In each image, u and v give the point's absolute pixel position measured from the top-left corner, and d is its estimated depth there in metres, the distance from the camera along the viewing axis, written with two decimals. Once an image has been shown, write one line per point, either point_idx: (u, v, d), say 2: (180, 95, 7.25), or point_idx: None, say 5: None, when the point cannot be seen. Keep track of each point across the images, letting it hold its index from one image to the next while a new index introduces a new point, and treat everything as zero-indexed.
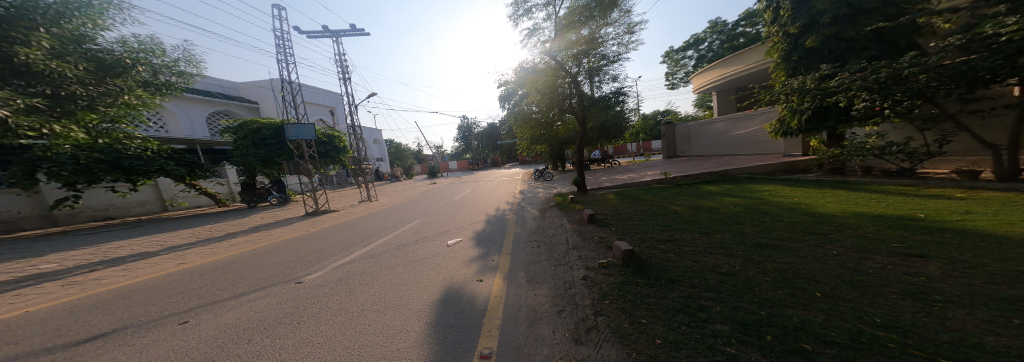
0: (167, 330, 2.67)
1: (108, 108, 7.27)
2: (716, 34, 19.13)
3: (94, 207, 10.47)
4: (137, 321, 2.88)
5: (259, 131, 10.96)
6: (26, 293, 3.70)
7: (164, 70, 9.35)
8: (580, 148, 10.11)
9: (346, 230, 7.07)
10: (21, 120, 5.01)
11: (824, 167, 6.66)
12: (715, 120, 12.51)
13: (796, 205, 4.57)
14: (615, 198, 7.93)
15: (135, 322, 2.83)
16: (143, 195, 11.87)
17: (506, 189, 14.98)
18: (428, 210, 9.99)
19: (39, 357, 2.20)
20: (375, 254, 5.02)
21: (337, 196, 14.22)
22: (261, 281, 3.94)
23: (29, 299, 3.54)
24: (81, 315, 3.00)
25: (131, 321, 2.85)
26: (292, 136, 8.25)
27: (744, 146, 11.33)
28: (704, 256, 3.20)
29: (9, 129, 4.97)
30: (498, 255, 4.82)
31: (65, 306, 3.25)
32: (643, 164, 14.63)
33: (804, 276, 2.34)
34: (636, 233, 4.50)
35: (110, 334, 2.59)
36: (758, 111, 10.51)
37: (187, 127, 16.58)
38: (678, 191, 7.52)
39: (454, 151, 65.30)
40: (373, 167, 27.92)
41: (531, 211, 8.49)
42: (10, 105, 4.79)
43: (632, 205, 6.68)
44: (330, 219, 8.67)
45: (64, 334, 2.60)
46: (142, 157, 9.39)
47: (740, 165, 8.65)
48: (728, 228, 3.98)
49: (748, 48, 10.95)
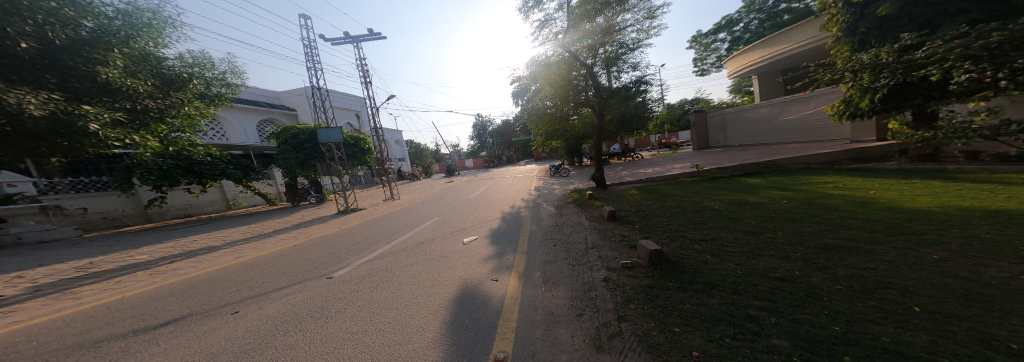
0: (222, 318, 2.82)
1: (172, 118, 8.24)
2: (753, 13, 16.74)
3: (176, 207, 12.24)
4: (200, 309, 3.09)
5: (298, 136, 11.98)
6: (123, 280, 4.29)
7: (216, 83, 10.64)
8: (598, 143, 9.53)
9: (370, 228, 7.38)
10: (108, 132, 5.79)
11: (909, 152, 5.50)
12: (758, 105, 11.11)
13: (868, 198, 3.79)
14: (639, 194, 7.34)
15: (198, 311, 3.02)
16: (212, 196, 13.62)
17: (523, 186, 14.75)
18: (447, 208, 10.15)
19: (124, 339, 2.41)
20: (396, 252, 5.15)
21: (364, 195, 15.08)
22: (297, 276, 4.20)
23: (128, 284, 4.10)
24: (159, 302, 3.32)
25: (196, 309, 3.05)
26: (324, 138, 8.93)
27: (794, 133, 9.94)
28: (750, 258, 2.73)
29: (100, 140, 5.78)
30: (513, 253, 4.66)
31: (148, 293, 3.65)
32: (671, 157, 13.54)
33: (894, 286, 1.86)
34: (663, 231, 4.04)
35: (179, 321, 2.79)
36: (814, 92, 9.06)
37: (243, 135, 18.73)
38: (713, 184, 6.74)
39: (473, 150, 66.31)
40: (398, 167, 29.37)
41: (547, 208, 8.22)
42: (98, 119, 5.56)
43: (657, 200, 6.12)
44: (357, 217, 9.14)
45: (148, 318, 2.85)
46: (207, 162, 10.70)
47: (791, 155, 7.54)
48: (777, 225, 3.39)
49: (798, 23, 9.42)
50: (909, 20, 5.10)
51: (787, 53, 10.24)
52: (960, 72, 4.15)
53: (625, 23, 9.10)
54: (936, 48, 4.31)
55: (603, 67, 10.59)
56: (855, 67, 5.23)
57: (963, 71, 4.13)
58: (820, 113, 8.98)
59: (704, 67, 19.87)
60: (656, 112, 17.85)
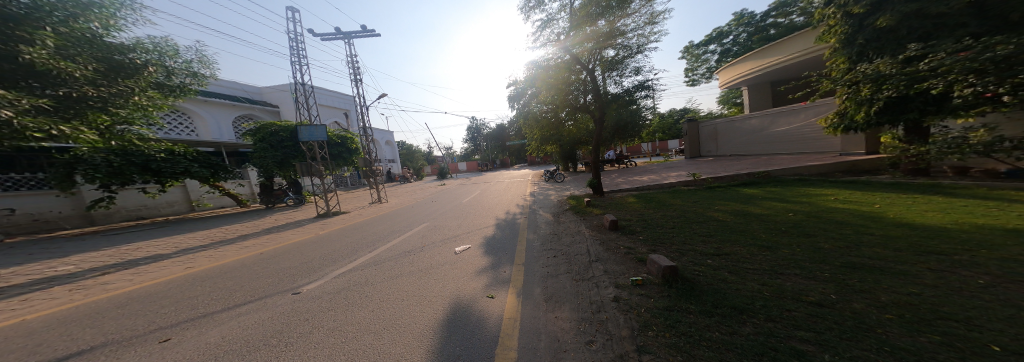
0: (146, 349, 2.27)
1: (118, 108, 7.41)
2: (742, 26, 17.45)
3: (129, 207, 11.14)
4: (121, 336, 2.50)
5: (276, 133, 11.20)
6: (31, 299, 3.56)
7: (178, 72, 9.79)
8: (597, 148, 9.38)
9: (352, 233, 6.80)
10: (26, 121, 5.04)
11: (901, 166, 5.58)
12: (749, 117, 11.38)
13: (877, 213, 3.70)
14: (637, 202, 7.17)
15: (118, 338, 2.45)
16: (172, 196, 12.53)
17: (516, 192, 14.39)
18: (437, 213, 9.65)
19: None
20: (379, 262, 4.65)
21: (348, 198, 14.28)
22: (258, 291, 3.63)
23: (34, 305, 3.40)
24: (69, 327, 2.70)
25: (115, 337, 2.47)
26: (304, 137, 8.28)
27: (784, 145, 10.18)
28: (774, 278, 2.49)
29: (14, 130, 5.02)
30: (510, 265, 4.29)
31: (59, 315, 3.01)
32: (664, 165, 13.65)
33: (952, 318, 1.64)
34: (671, 244, 3.80)
35: (89, 352, 2.23)
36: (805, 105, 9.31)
37: (215, 131, 17.50)
38: (711, 194, 6.64)
39: (464, 153, 65.56)
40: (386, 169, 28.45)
41: (543, 214, 7.91)
42: (12, 105, 4.83)
43: (658, 209, 5.93)
44: (340, 221, 8.51)
45: (43, 350, 2.25)
46: (168, 159, 9.82)
47: (784, 166, 7.60)
48: (793, 240, 3.21)
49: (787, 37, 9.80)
50: None
51: (778, 65, 10.57)
52: (962, 87, 4.22)
53: (626, 29, 9.04)
54: (941, 60, 4.40)
55: (603, 72, 10.52)
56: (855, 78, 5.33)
57: (965, 86, 4.20)
58: (811, 125, 9.20)
59: (694, 77, 20.42)
60: (649, 119, 18.07)
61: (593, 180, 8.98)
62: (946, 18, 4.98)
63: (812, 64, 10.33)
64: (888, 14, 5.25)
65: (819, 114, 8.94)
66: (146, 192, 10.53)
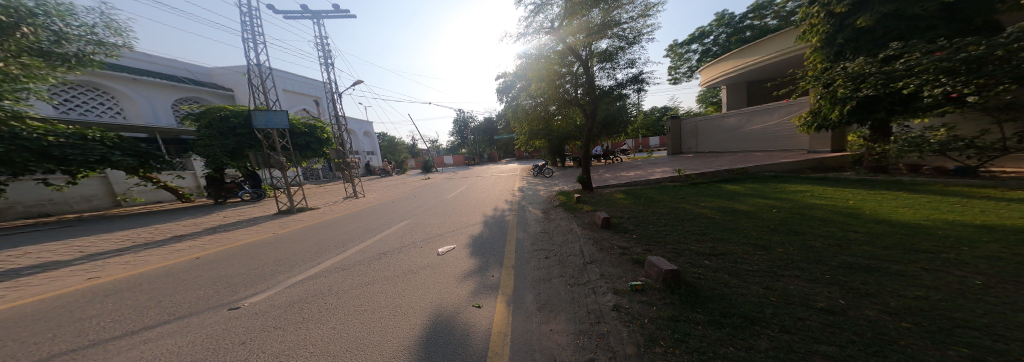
0: None
1: None
2: (722, 27, 18.21)
3: (26, 202, 9.30)
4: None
5: (226, 119, 9.93)
6: None
7: (73, 37, 8.18)
8: (588, 142, 9.25)
9: (322, 231, 6.13)
10: None
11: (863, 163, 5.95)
12: (727, 115, 11.86)
13: (856, 209, 3.79)
14: (626, 198, 7.15)
15: None
16: (90, 189, 10.70)
17: (504, 186, 14.04)
18: (420, 209, 9.13)
19: None
20: (352, 264, 4.03)
21: (319, 193, 13.13)
22: (190, 297, 2.93)
23: None
24: None
25: None
26: (258, 125, 7.23)
27: (757, 142, 10.78)
28: (776, 281, 2.40)
29: None
30: (498, 269, 3.95)
31: None
32: (648, 160, 13.99)
33: (969, 325, 1.55)
34: (667, 245, 3.69)
35: None
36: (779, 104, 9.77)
37: (148, 114, 15.49)
38: (696, 190, 6.76)
39: (449, 146, 63.71)
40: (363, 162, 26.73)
41: (532, 211, 7.66)
42: None
43: (647, 206, 5.90)
44: (309, 218, 7.69)
45: None
46: (79, 146, 8.14)
47: (761, 162, 7.93)
48: (787, 238, 3.19)
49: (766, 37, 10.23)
50: (881, 36, 5.39)
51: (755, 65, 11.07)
52: (935, 86, 4.46)
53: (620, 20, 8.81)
54: (916, 60, 4.66)
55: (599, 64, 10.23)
56: (839, 75, 5.49)
57: (938, 85, 4.43)
58: (782, 124, 9.74)
59: (677, 75, 21.04)
60: (634, 115, 18.37)
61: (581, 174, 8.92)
62: (918, 20, 5.07)
63: (786, 66, 10.88)
64: (868, 13, 5.30)
65: (789, 114, 9.49)
66: (50, 184, 8.80)
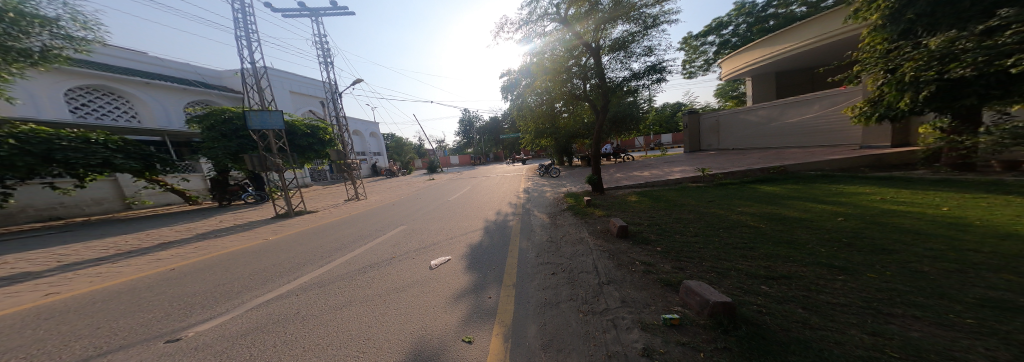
0: None
1: None
2: (742, 17, 16.81)
3: (38, 206, 9.57)
4: None
5: (230, 121, 9.97)
6: None
7: (32, 30, 8.01)
8: (598, 139, 8.53)
9: (313, 237, 5.75)
10: None
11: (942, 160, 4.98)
12: (755, 108, 10.79)
13: (951, 217, 2.95)
14: (643, 201, 6.41)
15: None
16: (98, 192, 10.94)
17: (508, 187, 13.47)
18: (421, 212, 8.69)
19: None
20: (330, 281, 3.51)
21: (324, 195, 13.01)
22: (129, 324, 2.47)
23: None
24: None
25: None
26: (255, 126, 7.06)
27: (790, 137, 9.80)
28: (884, 323, 1.66)
29: None
30: (496, 288, 3.35)
31: None
32: (663, 159, 13.07)
33: None
34: (703, 262, 2.98)
35: None
36: (821, 93, 8.68)
37: (161, 118, 16.32)
38: (725, 192, 5.92)
39: (456, 146, 63.74)
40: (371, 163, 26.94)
41: (538, 216, 7.03)
42: None
43: (669, 211, 5.16)
44: (305, 222, 7.38)
45: None
46: (81, 148, 8.23)
47: (800, 160, 6.96)
48: (867, 256, 2.43)
49: (803, 22, 9.22)
50: (970, 7, 4.31)
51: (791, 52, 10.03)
52: None
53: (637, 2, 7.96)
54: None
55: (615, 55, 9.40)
56: (909, 55, 4.55)
57: None
58: (821, 117, 8.74)
59: (691, 70, 19.76)
60: (644, 110, 17.44)
61: (592, 175, 8.26)
62: None
63: (827, 51, 9.77)
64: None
65: (829, 106, 8.52)
66: (57, 189, 8.94)
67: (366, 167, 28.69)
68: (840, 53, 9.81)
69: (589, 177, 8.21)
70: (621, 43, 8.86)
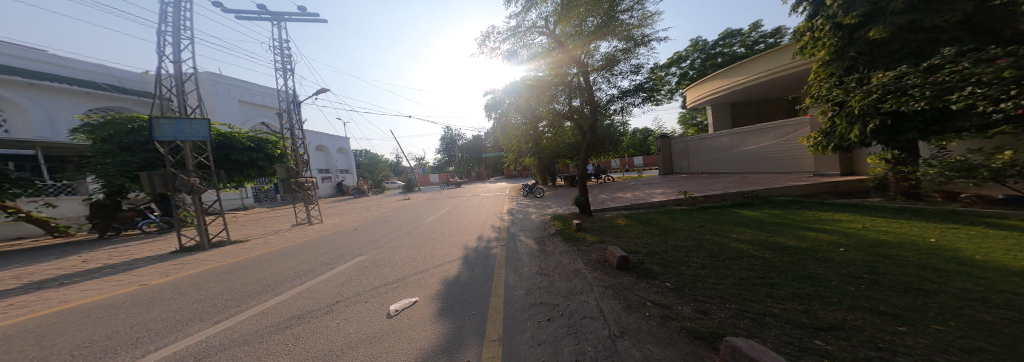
0: None
1: None
2: (697, 52, 19.08)
3: None
4: None
5: (137, 133, 8.73)
6: None
7: None
8: (586, 159, 8.38)
9: (231, 278, 4.37)
10: None
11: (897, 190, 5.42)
12: (719, 135, 12.01)
13: (949, 251, 2.86)
14: (634, 226, 6.13)
15: None
16: None
17: (494, 209, 12.70)
18: (388, 236, 7.53)
19: None
20: (225, 347, 2.40)
21: (271, 217, 11.02)
22: None
23: None
24: None
25: None
26: (164, 137, 5.77)
27: (749, 164, 10.81)
28: None
29: None
30: (474, 343, 2.49)
31: None
32: (641, 181, 13.53)
33: None
34: (727, 306, 2.49)
35: None
36: (774, 124, 9.77)
37: (43, 128, 13.50)
38: (710, 216, 5.94)
39: (434, 163, 61.75)
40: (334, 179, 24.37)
41: (524, 242, 6.37)
42: None
43: (665, 237, 4.86)
44: (230, 254, 5.82)
45: None
46: None
47: (770, 185, 7.32)
48: (910, 300, 2.09)
49: (751, 59, 10.70)
50: (899, 48, 5.14)
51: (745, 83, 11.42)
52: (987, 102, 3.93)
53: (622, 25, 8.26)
54: (963, 71, 4.15)
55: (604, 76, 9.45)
56: (865, 91, 4.98)
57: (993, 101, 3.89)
58: (775, 146, 9.73)
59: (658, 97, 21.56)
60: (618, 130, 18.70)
61: (578, 197, 8.00)
62: (941, 32, 4.86)
63: (773, 85, 11.23)
64: (882, 26, 5.00)
65: (781, 136, 9.55)
66: None
67: (330, 183, 25.93)
68: (785, 86, 11.31)
69: (574, 199, 8.00)
70: (605, 67, 9.19)
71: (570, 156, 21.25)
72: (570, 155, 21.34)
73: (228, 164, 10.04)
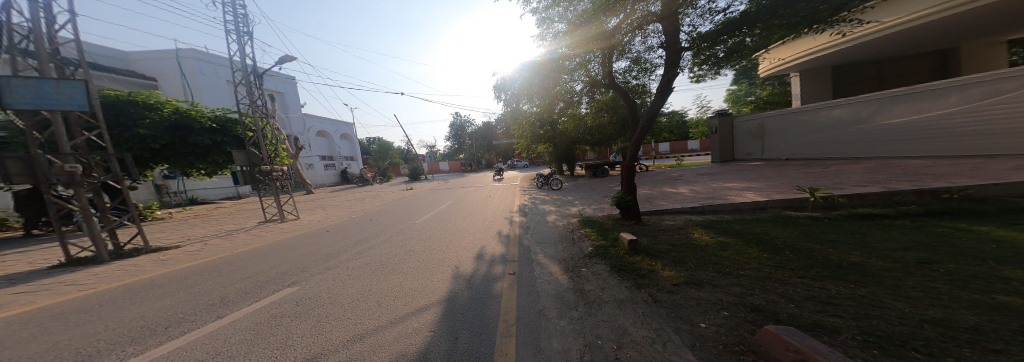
0: None
1: None
2: None
3: None
4: None
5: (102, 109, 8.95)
6: None
7: None
8: (639, 141, 5.41)
9: (12, 341, 2.35)
10: None
11: None
12: (834, 107, 11.01)
13: None
14: (736, 246, 3.54)
15: None
16: None
17: (501, 204, 10.47)
18: (360, 245, 5.51)
19: None
20: None
21: (248, 210, 9.62)
22: None
23: None
24: None
25: None
26: (21, 105, 4.33)
27: (895, 142, 9.59)
28: None
29: None
30: None
31: None
32: (693, 171, 10.52)
33: None
34: None
35: None
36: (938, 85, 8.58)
37: None
38: (897, 234, 3.19)
39: (445, 152, 60.25)
40: (330, 167, 23.47)
41: (549, 271, 4.04)
42: None
43: (854, 287, 2.24)
44: (118, 276, 4.00)
45: None
46: None
47: (971, 176, 4.29)
48: None
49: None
50: None
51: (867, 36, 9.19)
52: None
53: None
54: None
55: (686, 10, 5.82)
56: None
57: None
58: (950, 117, 8.40)
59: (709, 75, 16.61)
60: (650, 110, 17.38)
61: (620, 196, 5.55)
62: None
63: (914, 40, 9.09)
64: None
65: (966, 101, 8.12)
66: None
67: (335, 171, 25.18)
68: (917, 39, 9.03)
69: (614, 199, 5.58)
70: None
71: (592, 141, 18.34)
72: (592, 140, 18.44)
73: (185, 147, 10.62)
